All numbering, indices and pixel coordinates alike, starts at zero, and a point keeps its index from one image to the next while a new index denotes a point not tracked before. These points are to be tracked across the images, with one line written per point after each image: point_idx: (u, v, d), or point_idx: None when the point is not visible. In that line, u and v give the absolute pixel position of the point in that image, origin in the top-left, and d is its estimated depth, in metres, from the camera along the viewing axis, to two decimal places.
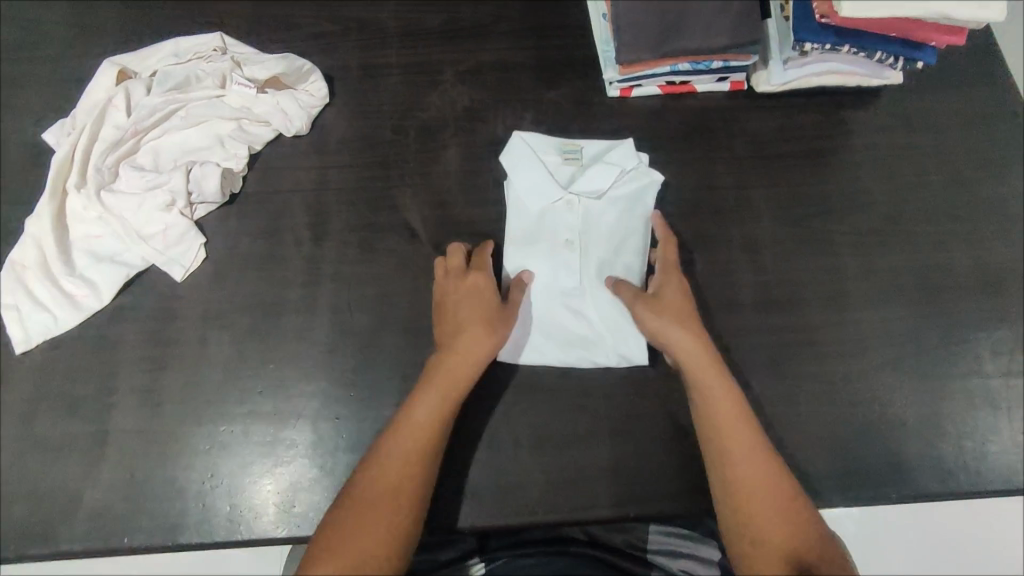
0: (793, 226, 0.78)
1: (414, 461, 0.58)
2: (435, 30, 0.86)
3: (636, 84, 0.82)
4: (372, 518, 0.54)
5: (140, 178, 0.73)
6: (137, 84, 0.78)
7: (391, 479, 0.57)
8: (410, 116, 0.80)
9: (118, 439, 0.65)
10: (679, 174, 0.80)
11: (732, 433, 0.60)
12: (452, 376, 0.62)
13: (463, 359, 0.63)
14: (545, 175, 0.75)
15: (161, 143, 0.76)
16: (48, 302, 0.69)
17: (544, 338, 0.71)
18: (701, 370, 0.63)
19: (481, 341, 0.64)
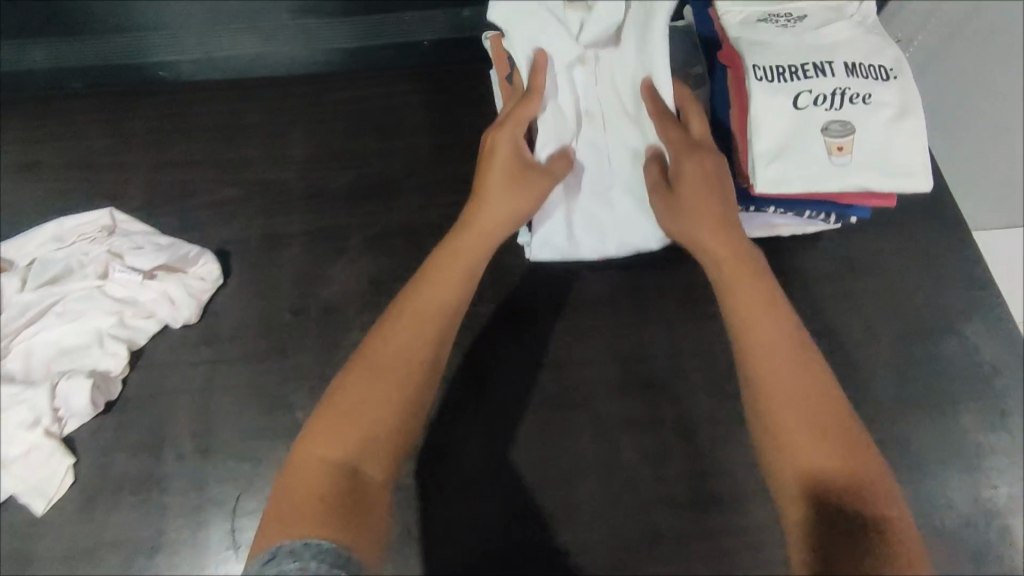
0: (730, 398, 0.71)
1: (407, 355, 0.55)
2: (343, 189, 0.81)
3: None
4: (343, 437, 0.51)
5: (4, 392, 0.66)
6: (13, 278, 0.72)
7: (363, 412, 0.52)
8: (311, 293, 0.74)
9: None
10: (607, 344, 0.74)
11: (774, 339, 0.55)
12: (465, 256, 0.61)
13: (486, 218, 0.62)
14: (555, 50, 0.62)
15: (33, 344, 0.70)
16: None
17: (570, 226, 0.68)
18: (735, 279, 0.57)
19: (498, 187, 0.61)
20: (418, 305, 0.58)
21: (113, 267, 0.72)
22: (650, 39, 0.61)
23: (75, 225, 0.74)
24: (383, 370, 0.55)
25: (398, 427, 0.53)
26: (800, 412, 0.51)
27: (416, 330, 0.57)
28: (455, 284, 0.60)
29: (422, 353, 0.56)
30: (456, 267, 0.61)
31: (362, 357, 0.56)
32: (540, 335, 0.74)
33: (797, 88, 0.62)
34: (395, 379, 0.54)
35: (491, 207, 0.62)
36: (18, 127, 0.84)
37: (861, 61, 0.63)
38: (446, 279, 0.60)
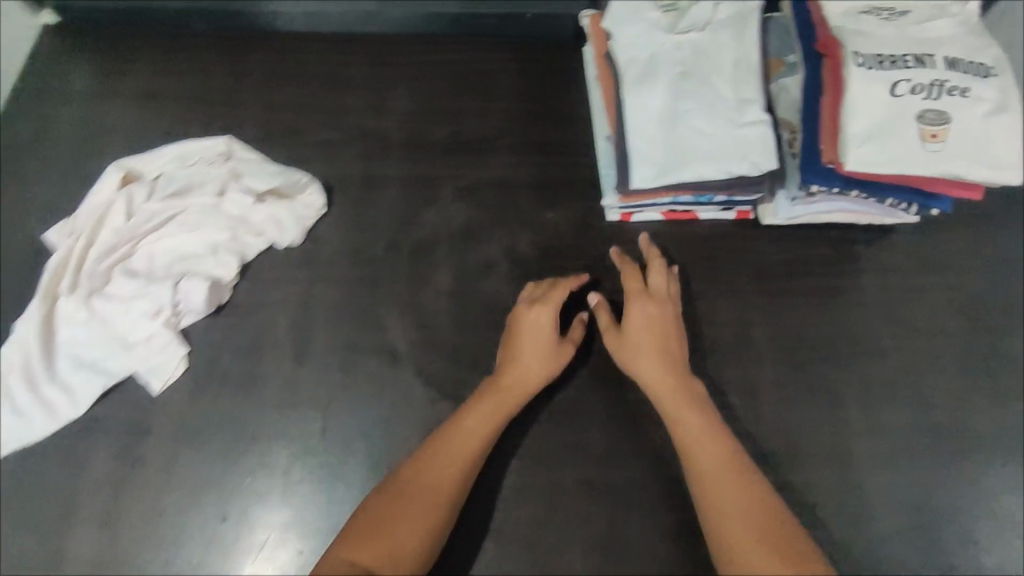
0: (793, 371, 0.74)
1: (451, 473, 0.61)
2: (440, 141, 0.86)
3: (637, 210, 0.81)
4: (407, 523, 0.57)
5: (132, 285, 0.74)
6: (138, 186, 0.78)
7: (428, 482, 0.60)
8: (406, 232, 0.79)
9: (78, 562, 0.65)
10: (677, 309, 0.78)
11: (704, 453, 0.62)
12: (467, 438, 0.64)
13: (513, 392, 0.67)
14: (651, 36, 0.79)
15: (156, 246, 0.77)
16: (26, 412, 0.69)
17: (667, 157, 0.74)
18: (690, 421, 0.64)
19: (534, 364, 0.68)
20: (444, 484, 0.61)
21: (230, 187, 0.79)
22: (748, 33, 0.77)
23: (197, 148, 0.81)
24: (451, 458, 0.62)
25: (440, 524, 0.59)
26: (748, 513, 0.57)
27: (441, 467, 0.61)
28: (477, 419, 0.65)
29: (444, 506, 0.60)
30: (490, 407, 0.66)
31: (393, 479, 0.61)
32: (618, 293, 0.79)
33: (897, 77, 0.65)
34: (453, 462, 0.62)
35: (535, 325, 0.69)
36: (143, 54, 0.89)
37: (962, 57, 0.66)
38: (484, 416, 0.65)
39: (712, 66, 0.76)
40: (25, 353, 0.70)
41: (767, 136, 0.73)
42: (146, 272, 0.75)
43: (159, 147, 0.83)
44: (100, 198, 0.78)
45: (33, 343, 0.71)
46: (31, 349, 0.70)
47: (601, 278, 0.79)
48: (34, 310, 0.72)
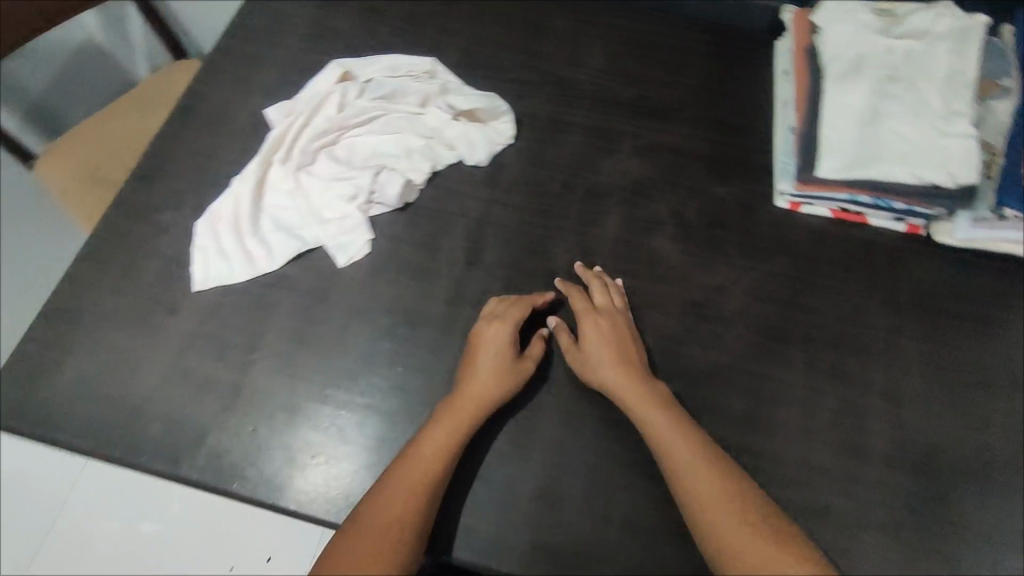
0: (944, 388, 0.74)
1: (407, 501, 0.61)
2: (626, 101, 0.91)
3: (808, 202, 0.82)
4: (376, 547, 0.58)
5: (335, 168, 0.82)
6: (355, 86, 0.86)
7: (398, 501, 0.60)
8: (581, 176, 0.84)
9: (250, 393, 0.70)
10: (831, 302, 0.78)
11: (682, 451, 0.64)
12: (424, 458, 0.63)
13: (474, 401, 0.67)
14: (863, 36, 0.79)
15: (358, 140, 0.84)
16: (229, 255, 0.77)
17: (861, 153, 0.75)
18: (661, 434, 0.65)
19: (488, 383, 0.68)
20: (396, 495, 0.61)
21: (433, 104, 0.86)
22: (970, 48, 0.76)
23: (406, 63, 0.89)
24: (410, 487, 0.61)
25: (409, 533, 0.59)
26: (721, 509, 0.60)
27: (398, 498, 0.61)
28: (443, 428, 0.65)
29: (406, 516, 0.60)
30: (447, 425, 0.66)
31: (362, 513, 0.60)
32: (775, 274, 0.79)
33: None
34: (416, 480, 0.62)
35: (488, 385, 0.68)
36: None
37: None
38: (442, 430, 0.65)
39: (924, 74, 0.76)
40: (240, 205, 0.79)
41: (972, 150, 0.72)
42: (347, 160, 0.83)
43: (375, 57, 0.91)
44: (321, 89, 0.86)
45: (246, 199, 0.79)
46: (244, 203, 0.79)
47: (760, 256, 0.81)
48: (252, 171, 0.81)
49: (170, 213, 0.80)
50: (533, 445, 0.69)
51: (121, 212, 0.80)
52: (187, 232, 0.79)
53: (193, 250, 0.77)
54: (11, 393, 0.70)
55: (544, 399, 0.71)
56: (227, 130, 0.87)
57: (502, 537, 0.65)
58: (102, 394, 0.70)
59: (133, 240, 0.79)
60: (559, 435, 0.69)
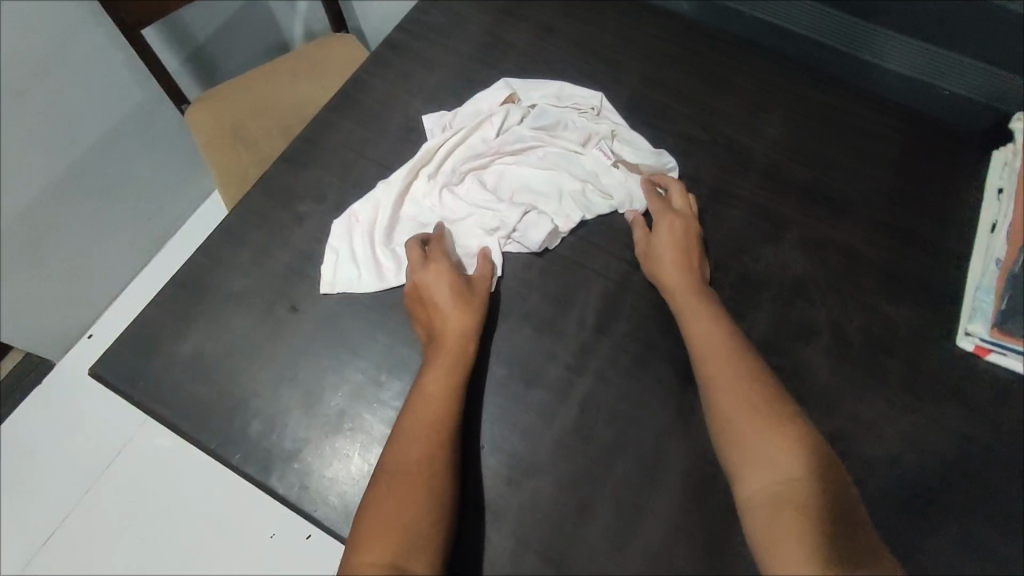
0: None
1: (419, 442, 0.61)
2: (801, 186, 0.81)
3: (998, 350, 0.71)
4: (398, 496, 0.58)
5: (481, 195, 0.78)
6: (517, 110, 0.82)
7: (409, 452, 0.61)
8: (738, 259, 0.77)
9: (353, 414, 0.68)
10: (1004, 474, 0.67)
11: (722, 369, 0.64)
12: (427, 396, 0.64)
13: (453, 335, 0.67)
14: None
15: (510, 169, 0.79)
16: (359, 261, 0.75)
17: None
18: (705, 342, 0.66)
19: (456, 313, 0.68)
20: (405, 440, 0.62)
21: (593, 146, 0.81)
22: None
23: (575, 95, 0.84)
24: (419, 429, 0.62)
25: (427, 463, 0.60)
26: (749, 430, 0.59)
27: (412, 442, 0.61)
28: (438, 371, 0.66)
29: (417, 453, 0.61)
30: (444, 360, 0.66)
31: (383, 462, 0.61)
32: (941, 425, 0.69)
33: None
34: (427, 421, 0.62)
35: (455, 314, 0.68)
36: None
37: None
38: (440, 372, 0.65)
39: None
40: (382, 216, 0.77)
41: None
42: (495, 190, 0.79)
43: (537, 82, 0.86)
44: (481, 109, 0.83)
45: (389, 211, 0.77)
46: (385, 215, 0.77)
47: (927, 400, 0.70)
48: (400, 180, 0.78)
49: (311, 205, 0.79)
50: (632, 552, 0.63)
51: (265, 193, 0.79)
52: (323, 229, 0.78)
53: (325, 248, 0.76)
54: (128, 354, 0.70)
55: (652, 503, 0.65)
56: (380, 129, 0.84)
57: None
58: (211, 377, 0.69)
59: (271, 225, 0.78)
60: (663, 547, 0.63)
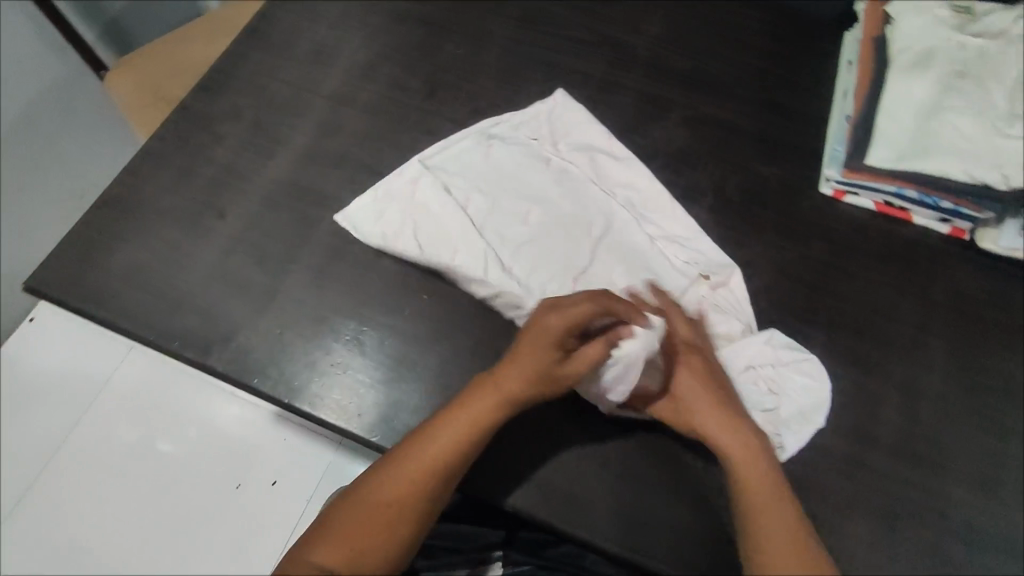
0: (963, 390, 0.73)
1: (433, 472, 0.58)
2: (679, 73, 0.90)
3: (853, 191, 0.81)
4: (382, 515, 0.56)
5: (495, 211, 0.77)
6: (602, 199, 0.79)
7: (424, 465, 0.58)
8: (626, 138, 0.85)
9: (284, 299, 0.74)
10: (861, 291, 0.77)
11: (745, 459, 0.60)
12: (464, 423, 0.59)
13: (499, 395, 0.60)
14: (935, 29, 0.78)
15: (499, 206, 0.78)
16: (370, 204, 0.78)
17: (914, 147, 0.74)
18: (739, 456, 0.60)
19: (517, 379, 0.59)
20: (421, 460, 0.58)
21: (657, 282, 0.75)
22: None
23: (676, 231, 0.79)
24: (440, 450, 0.58)
25: (431, 492, 0.58)
26: (772, 523, 0.56)
27: (423, 464, 0.58)
28: (462, 432, 0.59)
29: (426, 485, 0.57)
30: (484, 406, 0.60)
31: (380, 469, 0.59)
32: (807, 259, 0.79)
33: None
34: (445, 452, 0.58)
35: (517, 375, 0.60)
36: None
37: None
38: (480, 409, 0.59)
39: (993, 77, 0.75)
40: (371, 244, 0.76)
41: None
42: (489, 229, 0.76)
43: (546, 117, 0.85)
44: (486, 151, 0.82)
45: (403, 182, 0.79)
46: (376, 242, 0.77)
47: (793, 239, 0.80)
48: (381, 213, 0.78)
49: (228, 125, 0.84)
50: None
51: (184, 117, 0.84)
52: (242, 144, 0.83)
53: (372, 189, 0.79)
54: (64, 267, 0.75)
55: None
56: (291, 54, 0.90)
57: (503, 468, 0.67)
58: (146, 280, 0.74)
59: (191, 143, 0.82)
60: None
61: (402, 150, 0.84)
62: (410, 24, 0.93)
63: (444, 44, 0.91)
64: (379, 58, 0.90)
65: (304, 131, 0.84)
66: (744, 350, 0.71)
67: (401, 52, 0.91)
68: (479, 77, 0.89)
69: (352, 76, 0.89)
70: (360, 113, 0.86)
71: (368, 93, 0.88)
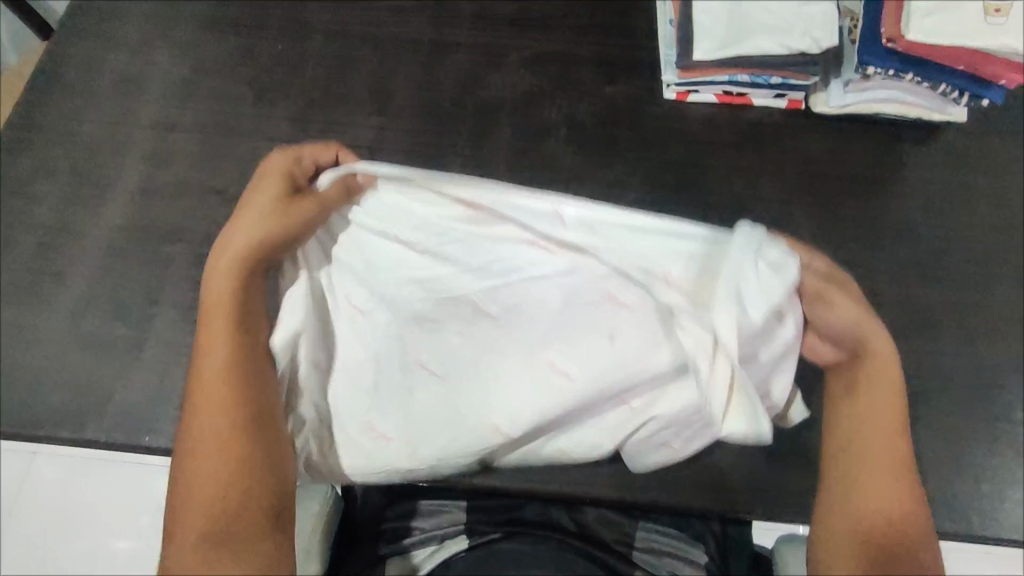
0: (831, 248, 0.77)
1: (231, 378, 0.48)
2: (507, 16, 0.89)
3: (693, 90, 0.83)
4: (217, 477, 0.46)
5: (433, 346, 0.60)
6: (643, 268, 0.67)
7: (216, 385, 0.48)
8: (469, 93, 0.84)
9: (155, 347, 0.69)
10: (721, 183, 0.81)
11: (874, 415, 0.51)
12: (223, 310, 0.49)
13: (241, 231, 0.51)
14: None
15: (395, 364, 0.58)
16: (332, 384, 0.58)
17: (729, 33, 0.77)
18: (877, 438, 0.50)
19: (251, 225, 0.51)
20: (211, 382, 0.48)
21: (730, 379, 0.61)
22: None
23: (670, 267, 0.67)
24: (230, 366, 0.48)
25: (253, 407, 0.48)
26: (862, 472, 0.49)
27: (222, 387, 0.48)
28: (219, 397, 0.47)
29: (239, 399, 0.48)
30: (228, 275, 0.50)
31: (186, 429, 0.48)
32: (667, 166, 0.81)
33: None
34: (233, 358, 0.49)
35: (253, 219, 0.52)
36: None
37: None
38: (222, 285, 0.50)
39: None
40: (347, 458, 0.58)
41: (830, 23, 0.75)
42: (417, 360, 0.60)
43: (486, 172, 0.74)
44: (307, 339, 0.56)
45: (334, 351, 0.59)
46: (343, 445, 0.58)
47: (649, 149, 0.82)
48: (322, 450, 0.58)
49: (44, 183, 0.77)
50: None
51: None
52: (66, 199, 0.76)
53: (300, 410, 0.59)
54: None
55: None
56: (95, 91, 0.82)
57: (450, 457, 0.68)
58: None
59: (8, 213, 0.75)
60: None
61: (244, 162, 0.79)
62: (219, 29, 0.86)
63: (260, 41, 0.86)
64: (194, 72, 0.84)
65: (132, 168, 0.78)
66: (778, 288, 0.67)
67: (216, 60, 0.84)
68: (306, 67, 0.85)
69: (169, 98, 0.82)
70: (188, 134, 0.80)
71: (192, 112, 0.82)
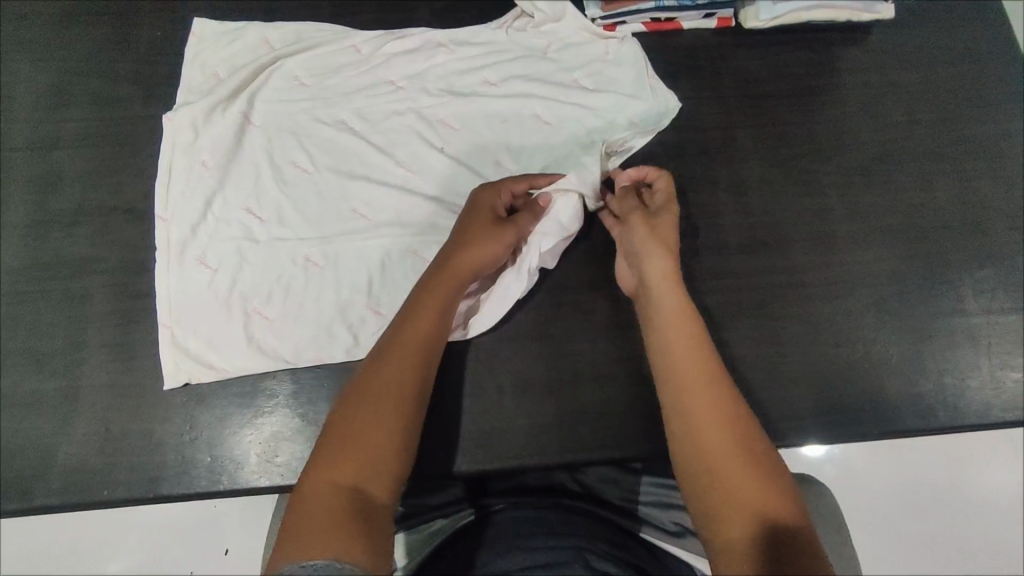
0: (781, 167, 0.76)
1: (421, 332, 0.58)
2: None
3: (621, 20, 0.78)
4: (374, 415, 0.52)
5: (273, 213, 0.69)
6: (481, 98, 0.74)
7: (409, 341, 0.57)
8: None
9: (90, 395, 0.64)
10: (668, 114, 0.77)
11: (687, 357, 0.54)
12: (440, 291, 0.60)
13: (471, 257, 0.61)
14: None
15: (239, 242, 0.68)
16: (188, 271, 0.67)
17: None
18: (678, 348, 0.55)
19: (478, 244, 0.61)
20: (417, 319, 0.58)
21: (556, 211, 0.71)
22: None
23: (504, 98, 0.74)
24: (429, 317, 0.58)
25: (424, 347, 0.57)
26: (719, 442, 0.50)
27: (413, 338, 0.57)
28: (409, 344, 0.56)
29: (420, 344, 0.57)
30: (443, 283, 0.60)
31: (362, 373, 0.55)
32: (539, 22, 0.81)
33: None
34: (430, 318, 0.58)
35: (482, 242, 0.62)
36: None
37: None
38: (441, 286, 0.60)
39: None
40: (234, 354, 0.65)
41: None
42: (258, 229, 0.68)
43: (355, 47, 0.75)
44: (175, 242, 0.67)
45: (185, 222, 0.68)
46: (228, 345, 0.65)
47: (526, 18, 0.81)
48: (189, 339, 0.65)
49: None
50: (342, 254, 0.68)
51: None
52: None
53: (162, 272, 0.67)
54: None
55: (296, 160, 0.71)
56: None
57: (441, 430, 0.67)
58: None
59: None
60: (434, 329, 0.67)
61: (146, 172, 0.71)
62: (83, 20, 0.75)
63: (136, 29, 0.75)
64: (64, 77, 0.73)
65: (19, 200, 0.69)
66: (608, 93, 0.75)
67: (88, 60, 0.74)
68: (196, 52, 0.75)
69: (41, 112, 0.72)
70: (75, 150, 0.71)
71: (71, 124, 0.72)
